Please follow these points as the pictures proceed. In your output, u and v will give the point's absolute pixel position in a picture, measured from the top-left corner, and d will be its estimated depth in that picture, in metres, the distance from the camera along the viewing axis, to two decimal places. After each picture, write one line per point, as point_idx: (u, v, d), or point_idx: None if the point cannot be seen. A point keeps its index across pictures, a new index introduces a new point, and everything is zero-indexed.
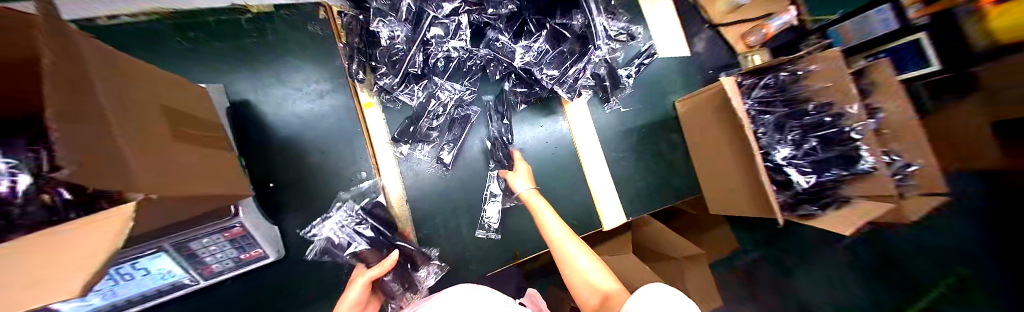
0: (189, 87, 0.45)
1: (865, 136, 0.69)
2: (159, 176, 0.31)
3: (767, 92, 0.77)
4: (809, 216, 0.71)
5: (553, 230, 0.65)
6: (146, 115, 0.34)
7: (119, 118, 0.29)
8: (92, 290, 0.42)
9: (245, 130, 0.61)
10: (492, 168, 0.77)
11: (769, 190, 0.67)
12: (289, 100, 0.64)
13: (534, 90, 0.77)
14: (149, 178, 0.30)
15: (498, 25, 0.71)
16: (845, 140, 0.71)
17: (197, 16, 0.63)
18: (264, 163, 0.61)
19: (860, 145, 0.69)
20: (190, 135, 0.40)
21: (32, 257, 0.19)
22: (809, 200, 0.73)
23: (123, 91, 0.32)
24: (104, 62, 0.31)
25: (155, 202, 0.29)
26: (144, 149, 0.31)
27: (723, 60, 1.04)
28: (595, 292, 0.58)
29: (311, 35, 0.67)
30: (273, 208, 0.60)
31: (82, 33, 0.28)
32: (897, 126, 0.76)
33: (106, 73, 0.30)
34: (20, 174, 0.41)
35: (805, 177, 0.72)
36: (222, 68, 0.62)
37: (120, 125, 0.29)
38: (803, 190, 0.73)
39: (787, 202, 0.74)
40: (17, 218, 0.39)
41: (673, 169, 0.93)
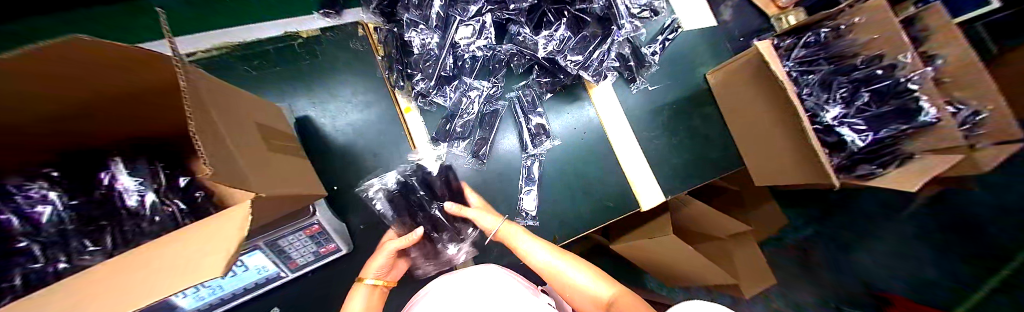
0: (271, 108, 0.52)
1: (923, 85, 0.62)
2: (265, 181, 0.36)
3: (808, 52, 0.74)
4: (869, 175, 0.67)
5: (541, 259, 0.61)
6: (245, 130, 0.40)
7: (232, 137, 0.35)
8: (205, 287, 0.49)
9: (306, 143, 0.68)
10: (526, 157, 0.80)
11: (819, 151, 0.64)
12: (341, 112, 0.70)
13: (558, 78, 0.80)
14: (260, 180, 0.36)
15: (520, 19, 0.73)
16: (901, 92, 0.65)
17: (259, 46, 0.70)
18: (324, 169, 0.68)
19: (919, 96, 0.62)
20: (277, 144, 0.46)
21: (189, 238, 0.30)
22: (867, 160, 0.68)
23: (230, 114, 0.38)
24: (213, 91, 0.37)
25: (264, 199, 0.35)
26: (251, 160, 0.37)
27: (752, 25, 0.99)
28: (596, 303, 0.58)
29: (353, 52, 0.73)
30: (338, 209, 0.67)
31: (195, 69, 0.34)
32: (960, 73, 0.71)
33: (215, 101, 0.35)
34: (147, 190, 0.46)
35: (861, 135, 0.68)
36: (282, 90, 0.69)
37: (233, 141, 0.35)
38: (859, 150, 0.68)
39: (842, 165, 0.71)
40: (144, 225, 0.45)
41: (709, 143, 0.90)
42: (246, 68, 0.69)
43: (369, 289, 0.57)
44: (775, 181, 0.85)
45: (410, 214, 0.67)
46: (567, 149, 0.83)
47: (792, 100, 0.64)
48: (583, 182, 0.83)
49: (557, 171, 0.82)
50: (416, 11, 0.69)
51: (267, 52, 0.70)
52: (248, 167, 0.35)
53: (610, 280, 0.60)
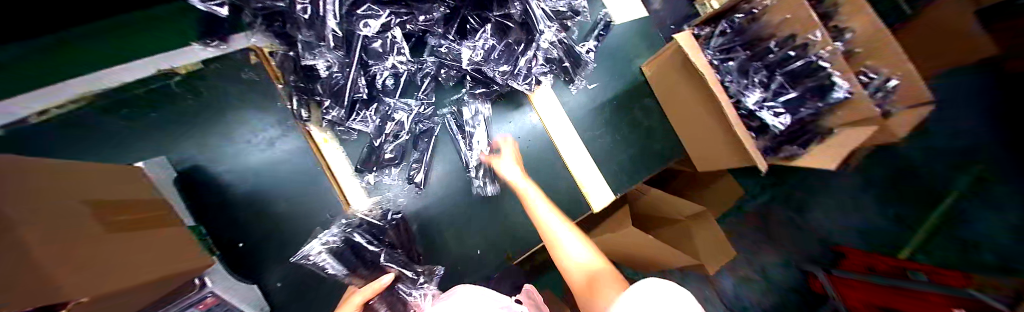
0: (108, 173, 0.42)
1: (834, 62, 0.63)
2: (99, 274, 0.29)
3: (728, 39, 0.76)
4: (793, 156, 0.70)
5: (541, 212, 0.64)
6: (72, 211, 0.32)
7: (54, 222, 0.28)
8: None
9: (200, 197, 0.59)
10: (470, 173, 0.75)
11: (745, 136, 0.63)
12: (241, 154, 0.62)
13: (493, 89, 0.75)
14: (86, 276, 0.27)
15: (436, 30, 0.67)
16: (814, 71, 0.66)
17: (126, 92, 0.61)
18: (228, 225, 0.60)
19: (831, 73, 0.63)
20: (126, 220, 0.38)
21: None
22: (789, 141, 0.71)
23: (45, 196, 0.30)
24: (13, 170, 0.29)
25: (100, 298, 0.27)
26: (86, 246, 0.30)
27: (683, 11, 1.00)
28: (583, 271, 0.54)
29: (245, 82, 0.64)
30: (250, 267, 0.60)
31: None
32: (867, 44, 0.74)
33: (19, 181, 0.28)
34: None
35: (780, 118, 0.69)
36: (167, 139, 0.60)
37: (57, 228, 0.28)
38: (780, 133, 0.72)
39: (768, 147, 0.73)
40: None
41: (653, 135, 0.91)
42: (114, 124, 0.60)
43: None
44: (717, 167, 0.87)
45: (365, 266, 0.61)
46: None
47: (717, 91, 0.63)
48: None
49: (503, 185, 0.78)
50: (307, 29, 0.58)
51: (139, 97, 0.61)
52: (71, 258, 0.27)
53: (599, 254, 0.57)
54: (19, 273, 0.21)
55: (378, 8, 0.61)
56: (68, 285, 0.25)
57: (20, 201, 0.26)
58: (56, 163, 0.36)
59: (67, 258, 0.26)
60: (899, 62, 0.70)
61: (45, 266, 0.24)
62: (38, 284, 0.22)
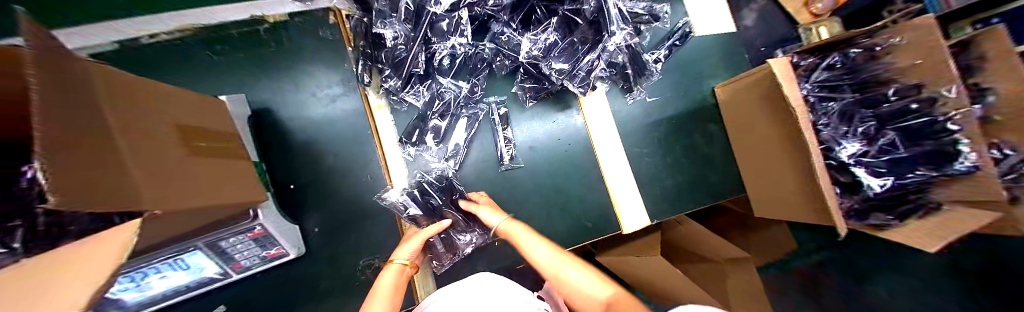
0: (200, 102, 0.47)
1: (965, 128, 0.53)
2: (175, 194, 0.32)
3: (836, 75, 0.64)
4: (884, 227, 0.58)
5: (541, 255, 0.57)
6: (163, 135, 0.35)
7: (145, 143, 0.31)
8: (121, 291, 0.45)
9: (264, 136, 0.65)
10: (504, 167, 0.74)
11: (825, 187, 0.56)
12: (306, 105, 0.67)
13: (544, 85, 0.71)
14: (165, 188, 0.30)
15: (502, 17, 0.66)
16: (938, 132, 0.56)
17: (221, 31, 0.68)
18: (284, 166, 0.65)
19: (959, 139, 0.54)
20: (202, 148, 0.42)
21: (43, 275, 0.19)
22: (882, 207, 0.60)
23: (142, 117, 0.33)
24: (122, 89, 0.32)
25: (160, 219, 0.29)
26: (167, 168, 0.33)
27: (779, 34, 0.90)
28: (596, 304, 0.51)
29: (323, 40, 0.69)
30: (295, 209, 0.65)
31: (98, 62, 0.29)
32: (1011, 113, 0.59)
33: (127, 101, 0.31)
34: None
35: (880, 179, 0.59)
36: (247, 78, 0.66)
37: (147, 149, 0.30)
38: (875, 195, 0.60)
39: (853, 209, 0.62)
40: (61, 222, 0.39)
41: (710, 164, 0.82)
42: (206, 53, 0.67)
43: (399, 268, 0.57)
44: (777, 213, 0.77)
45: (424, 213, 0.66)
46: (546, 161, 0.76)
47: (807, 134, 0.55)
48: (561, 196, 0.77)
49: (535, 186, 0.76)
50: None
51: (231, 37, 0.68)
52: (152, 171, 0.30)
53: (604, 278, 0.54)
54: (110, 178, 0.23)
55: None
56: (149, 196, 0.27)
57: (121, 119, 0.28)
58: (167, 87, 0.41)
59: (151, 171, 0.29)
60: None
61: (132, 176, 0.26)
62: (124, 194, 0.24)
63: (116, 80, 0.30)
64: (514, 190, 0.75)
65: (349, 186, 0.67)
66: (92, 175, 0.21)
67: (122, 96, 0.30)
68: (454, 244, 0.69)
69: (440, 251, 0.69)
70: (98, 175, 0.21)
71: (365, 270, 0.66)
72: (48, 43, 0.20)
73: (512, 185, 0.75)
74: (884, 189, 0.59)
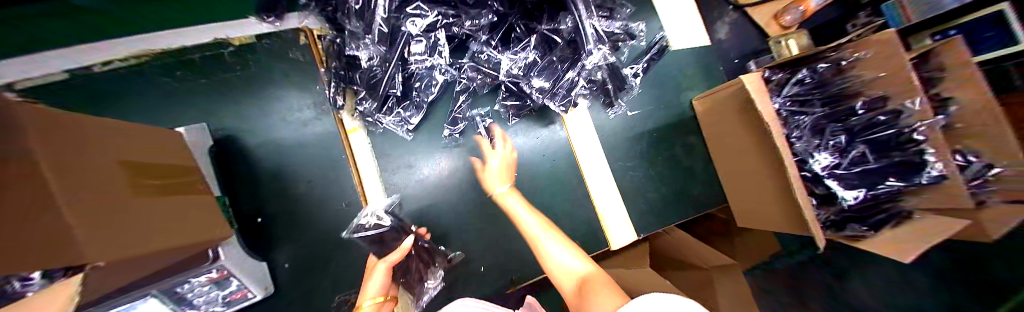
0: (157, 133, 0.47)
1: (929, 137, 0.54)
2: (116, 232, 0.32)
3: (800, 90, 0.66)
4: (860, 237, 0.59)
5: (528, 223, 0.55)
6: (103, 195, 0.32)
7: (84, 199, 0.29)
8: None
9: (234, 167, 0.63)
10: None
11: (817, 235, 0.57)
12: (278, 130, 0.66)
13: (526, 103, 0.74)
14: (103, 235, 0.30)
15: (481, 36, 0.68)
16: (905, 143, 0.58)
17: (182, 55, 0.65)
18: (251, 198, 0.63)
19: (925, 148, 0.55)
20: (157, 186, 0.41)
21: None
22: (857, 218, 0.62)
23: (84, 178, 0.31)
24: (64, 144, 0.31)
25: (112, 266, 0.31)
26: (108, 217, 0.31)
27: (752, 45, 0.93)
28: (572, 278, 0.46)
29: (293, 62, 0.67)
30: (266, 242, 0.62)
31: (18, 105, 0.27)
32: (973, 121, 0.60)
33: (65, 158, 0.30)
34: None
35: (853, 191, 0.62)
36: (211, 106, 0.64)
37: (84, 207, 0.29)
38: (850, 207, 0.62)
39: (829, 220, 0.64)
40: None
41: (692, 176, 0.84)
42: (167, 79, 0.64)
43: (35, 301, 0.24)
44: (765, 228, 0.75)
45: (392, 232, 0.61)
46: (529, 177, 0.77)
47: (813, 230, 0.57)
48: (545, 212, 0.77)
49: None
50: (357, 20, 0.60)
51: (190, 63, 0.65)
52: (86, 203, 0.29)
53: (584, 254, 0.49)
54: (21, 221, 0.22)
55: (424, 7, 0.61)
56: (86, 247, 0.27)
57: (63, 152, 0.30)
58: (115, 139, 0.39)
59: (95, 218, 0.30)
60: (999, 146, 0.58)
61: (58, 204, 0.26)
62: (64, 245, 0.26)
63: (47, 111, 0.31)
64: (486, 225, 0.73)
65: (328, 206, 0.66)
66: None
67: (53, 130, 0.30)
68: (164, 293, 0.45)
69: (190, 289, 0.48)
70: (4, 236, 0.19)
71: (340, 305, 0.64)
72: None
73: (479, 203, 0.73)
74: (857, 200, 0.61)
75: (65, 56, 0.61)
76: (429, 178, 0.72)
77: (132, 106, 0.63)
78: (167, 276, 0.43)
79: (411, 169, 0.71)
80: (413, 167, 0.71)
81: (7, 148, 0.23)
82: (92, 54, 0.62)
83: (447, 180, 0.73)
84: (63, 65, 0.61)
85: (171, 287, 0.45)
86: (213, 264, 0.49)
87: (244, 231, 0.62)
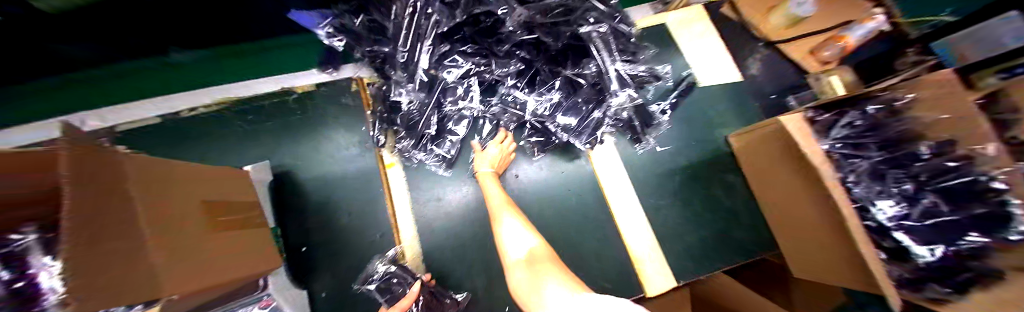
0: (230, 172, 0.54)
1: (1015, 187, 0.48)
2: (190, 267, 0.35)
3: (852, 132, 0.63)
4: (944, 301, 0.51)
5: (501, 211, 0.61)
6: (181, 232, 0.36)
7: (165, 238, 0.33)
8: None
9: (287, 198, 0.69)
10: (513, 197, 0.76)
11: (890, 294, 0.50)
12: (326, 165, 0.71)
13: (551, 140, 0.76)
14: (177, 272, 0.33)
15: (508, 81, 0.72)
16: None
17: (253, 101, 0.74)
18: (296, 228, 0.68)
19: (1010, 200, 0.48)
20: (225, 220, 0.45)
21: None
22: (938, 278, 0.55)
23: (170, 217, 0.35)
24: (159, 187, 0.36)
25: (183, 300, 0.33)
26: (183, 253, 0.35)
27: (788, 80, 0.91)
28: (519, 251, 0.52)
29: (344, 104, 0.75)
30: (306, 273, 0.65)
31: (126, 158, 0.32)
32: None
33: (157, 201, 0.34)
34: None
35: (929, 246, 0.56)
36: (273, 143, 0.72)
37: (167, 246, 0.33)
38: (927, 264, 0.57)
39: (902, 278, 0.58)
40: None
41: (732, 217, 0.79)
42: (240, 120, 0.73)
43: None
44: (822, 280, 0.67)
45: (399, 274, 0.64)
46: (556, 214, 0.77)
47: (885, 289, 0.51)
48: (574, 250, 0.75)
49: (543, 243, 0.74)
50: (401, 71, 0.66)
51: (259, 106, 0.74)
52: (167, 242, 0.33)
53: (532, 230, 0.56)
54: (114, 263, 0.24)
55: (461, 57, 0.68)
56: (164, 285, 0.30)
57: (156, 196, 0.34)
58: (197, 179, 0.44)
59: (173, 256, 0.33)
60: None
61: (146, 241, 0.30)
62: (149, 284, 0.28)
63: (149, 159, 0.37)
64: None
65: (364, 237, 0.69)
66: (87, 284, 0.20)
67: (149, 177, 0.35)
68: None
69: None
70: (92, 271, 0.21)
71: None
72: (97, 153, 0.26)
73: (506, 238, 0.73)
74: (935, 257, 0.56)
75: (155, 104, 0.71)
76: (456, 210, 0.73)
77: (208, 143, 0.72)
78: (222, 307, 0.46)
79: (442, 202, 0.73)
80: (443, 200, 0.73)
81: (113, 196, 0.27)
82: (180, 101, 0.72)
83: (476, 214, 0.74)
84: (156, 110, 0.71)
85: None
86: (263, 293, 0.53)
87: (288, 261, 0.66)
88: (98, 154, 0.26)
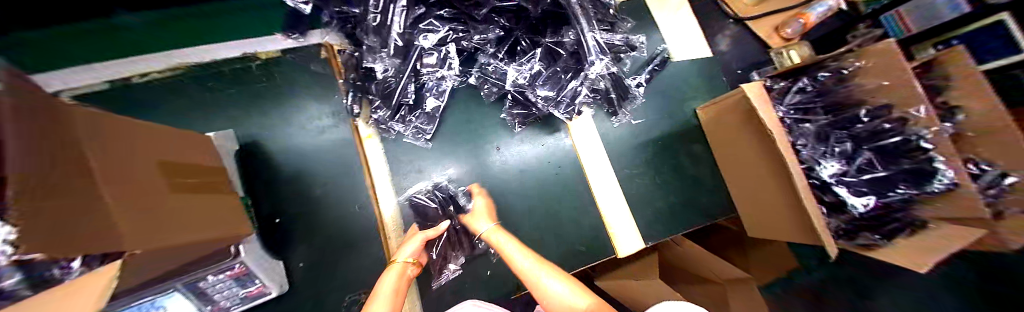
0: (194, 137, 0.51)
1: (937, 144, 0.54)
2: (153, 223, 0.34)
3: (804, 98, 0.68)
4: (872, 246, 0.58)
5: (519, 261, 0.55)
6: (142, 189, 0.35)
7: (124, 193, 0.32)
8: None
9: (256, 170, 0.67)
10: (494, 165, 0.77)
11: (828, 243, 0.56)
12: (296, 137, 0.69)
13: (532, 112, 0.76)
14: (141, 226, 0.32)
15: (488, 49, 0.71)
16: (913, 151, 0.58)
17: (214, 67, 0.70)
18: (268, 200, 0.66)
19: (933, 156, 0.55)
20: (189, 184, 0.44)
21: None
22: (869, 226, 0.61)
23: (129, 174, 0.34)
24: (115, 144, 0.34)
25: (150, 255, 0.33)
26: (146, 210, 0.34)
27: (755, 56, 0.95)
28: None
29: (314, 74, 0.72)
30: (281, 244, 0.64)
31: (78, 109, 0.31)
32: (983, 130, 0.59)
33: (113, 155, 0.33)
34: None
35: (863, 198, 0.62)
36: (237, 114, 0.69)
37: (126, 201, 0.32)
38: (860, 214, 0.62)
39: (841, 228, 0.64)
40: None
41: (699, 184, 0.84)
42: (199, 89, 0.69)
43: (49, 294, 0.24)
44: (775, 236, 0.74)
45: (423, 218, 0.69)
46: (534, 184, 0.78)
47: (825, 239, 0.56)
48: (551, 218, 0.78)
49: (521, 211, 0.77)
50: (374, 36, 0.64)
51: (220, 74, 0.70)
52: (127, 196, 0.32)
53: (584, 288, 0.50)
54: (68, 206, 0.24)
55: (438, 24, 0.66)
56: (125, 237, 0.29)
57: (112, 150, 0.33)
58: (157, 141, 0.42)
59: (135, 211, 0.32)
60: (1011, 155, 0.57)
61: (103, 192, 0.29)
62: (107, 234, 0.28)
63: (99, 113, 0.34)
64: None
65: (341, 208, 0.68)
66: (32, 228, 0.19)
67: (103, 131, 0.33)
68: (187, 287, 0.47)
69: (211, 284, 0.50)
70: (40, 218, 0.21)
71: (349, 308, 0.65)
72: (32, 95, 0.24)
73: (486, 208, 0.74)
74: (868, 208, 0.61)
75: (107, 69, 0.68)
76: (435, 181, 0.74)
77: (164, 112, 0.68)
78: (189, 272, 0.45)
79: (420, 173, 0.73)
80: (421, 172, 0.73)
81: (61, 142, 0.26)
82: (133, 67, 0.68)
83: (455, 185, 0.74)
84: (105, 75, 0.68)
85: (196, 281, 0.47)
86: (235, 261, 0.50)
87: (261, 232, 0.64)
88: (32, 95, 0.24)
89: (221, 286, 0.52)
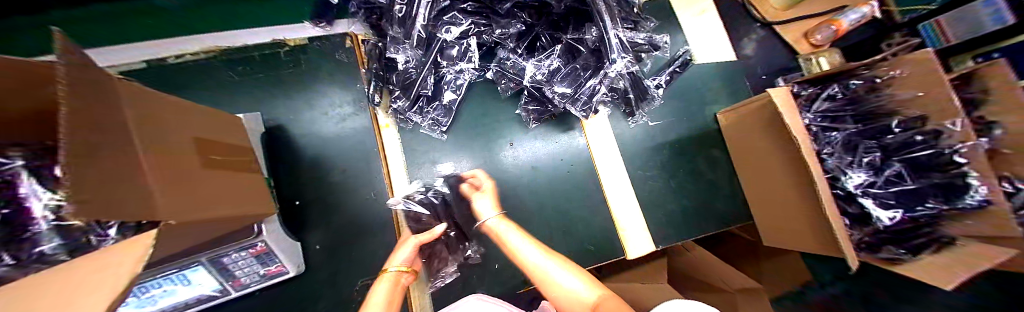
0: (225, 118, 0.54)
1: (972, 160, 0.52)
2: (187, 197, 0.36)
3: (833, 105, 0.66)
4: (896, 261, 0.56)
5: (528, 257, 0.54)
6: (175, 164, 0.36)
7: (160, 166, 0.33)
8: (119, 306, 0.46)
9: (280, 152, 0.69)
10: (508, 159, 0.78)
11: (849, 254, 0.54)
12: (318, 122, 0.71)
13: (548, 108, 0.76)
14: (175, 199, 0.34)
15: (508, 44, 0.72)
16: (945, 165, 0.55)
17: (244, 52, 0.73)
18: (290, 182, 0.68)
19: (968, 172, 0.52)
20: (218, 161, 0.46)
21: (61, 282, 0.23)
22: (894, 241, 0.59)
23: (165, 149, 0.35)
24: (153, 120, 0.36)
25: (182, 227, 0.34)
26: (180, 184, 0.36)
27: (780, 62, 0.92)
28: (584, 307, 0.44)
29: (337, 62, 0.74)
30: (299, 226, 0.66)
31: (123, 84, 0.32)
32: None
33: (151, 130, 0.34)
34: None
35: (889, 212, 0.60)
36: (263, 97, 0.71)
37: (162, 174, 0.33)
38: (885, 227, 0.60)
39: (864, 241, 0.62)
40: None
41: (714, 190, 0.83)
42: (229, 72, 0.72)
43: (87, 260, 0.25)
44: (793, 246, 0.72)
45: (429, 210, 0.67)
46: (547, 180, 0.79)
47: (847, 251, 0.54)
48: (561, 215, 0.78)
49: (532, 207, 0.77)
50: (398, 27, 0.65)
51: (249, 58, 0.73)
52: (163, 169, 0.33)
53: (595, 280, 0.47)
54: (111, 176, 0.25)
55: (461, 17, 0.67)
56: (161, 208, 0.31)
57: (150, 124, 0.35)
58: (191, 119, 0.44)
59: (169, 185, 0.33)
60: None
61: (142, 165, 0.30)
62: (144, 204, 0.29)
63: (141, 89, 0.36)
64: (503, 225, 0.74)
65: (357, 194, 0.70)
66: (84, 192, 0.20)
67: (144, 106, 0.35)
68: (213, 262, 0.49)
69: (235, 260, 0.52)
70: (90, 184, 0.22)
71: (360, 291, 0.67)
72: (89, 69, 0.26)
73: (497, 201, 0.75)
74: (893, 222, 0.59)
75: (145, 49, 0.71)
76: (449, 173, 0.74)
77: (196, 93, 0.71)
78: (216, 246, 0.47)
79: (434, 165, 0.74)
80: (435, 163, 0.74)
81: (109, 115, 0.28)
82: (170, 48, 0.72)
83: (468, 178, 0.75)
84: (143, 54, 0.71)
85: (221, 256, 0.49)
86: (258, 240, 0.52)
87: (281, 213, 0.67)
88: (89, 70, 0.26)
89: (244, 264, 0.54)
